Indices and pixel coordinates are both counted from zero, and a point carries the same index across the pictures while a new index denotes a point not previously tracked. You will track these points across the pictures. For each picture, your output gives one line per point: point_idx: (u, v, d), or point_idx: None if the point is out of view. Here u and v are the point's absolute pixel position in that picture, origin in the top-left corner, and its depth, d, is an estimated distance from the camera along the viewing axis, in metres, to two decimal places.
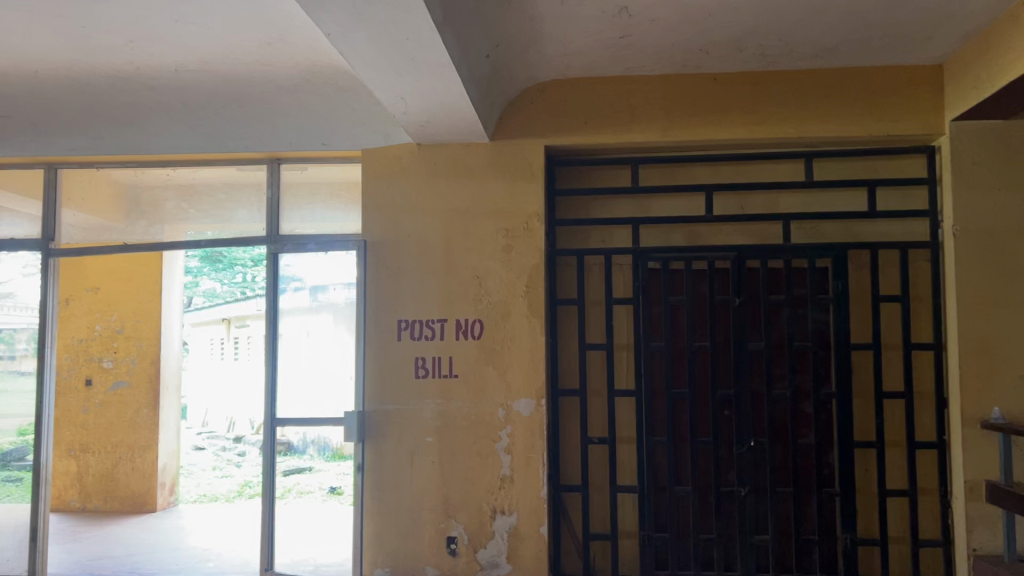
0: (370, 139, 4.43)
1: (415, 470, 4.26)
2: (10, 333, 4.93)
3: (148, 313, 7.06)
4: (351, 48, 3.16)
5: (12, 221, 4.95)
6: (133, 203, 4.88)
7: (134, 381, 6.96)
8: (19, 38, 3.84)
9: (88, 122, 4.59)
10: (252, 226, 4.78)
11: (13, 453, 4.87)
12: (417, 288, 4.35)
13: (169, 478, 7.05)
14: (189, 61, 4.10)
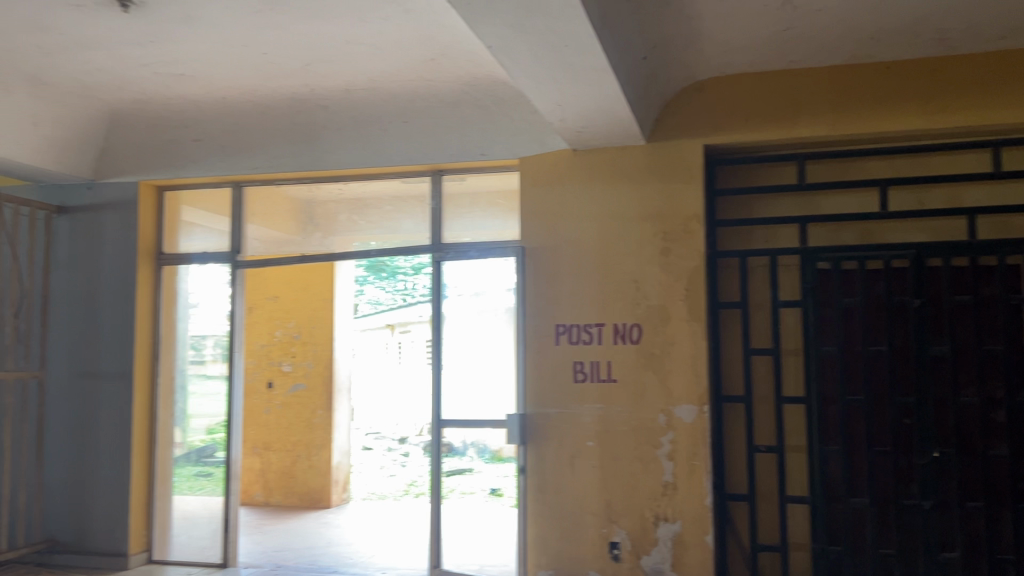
0: (528, 146, 4.49)
1: (576, 474, 4.27)
2: (199, 339, 5.32)
3: (322, 320, 7.45)
4: (512, 59, 3.22)
5: (204, 235, 5.34)
6: (309, 217, 5.14)
7: (311, 383, 7.40)
8: (211, 68, 4.20)
9: (269, 141, 4.92)
10: (417, 235, 4.91)
11: (204, 450, 5.22)
12: (575, 292, 4.37)
13: (342, 476, 7.41)
14: (359, 80, 4.34)
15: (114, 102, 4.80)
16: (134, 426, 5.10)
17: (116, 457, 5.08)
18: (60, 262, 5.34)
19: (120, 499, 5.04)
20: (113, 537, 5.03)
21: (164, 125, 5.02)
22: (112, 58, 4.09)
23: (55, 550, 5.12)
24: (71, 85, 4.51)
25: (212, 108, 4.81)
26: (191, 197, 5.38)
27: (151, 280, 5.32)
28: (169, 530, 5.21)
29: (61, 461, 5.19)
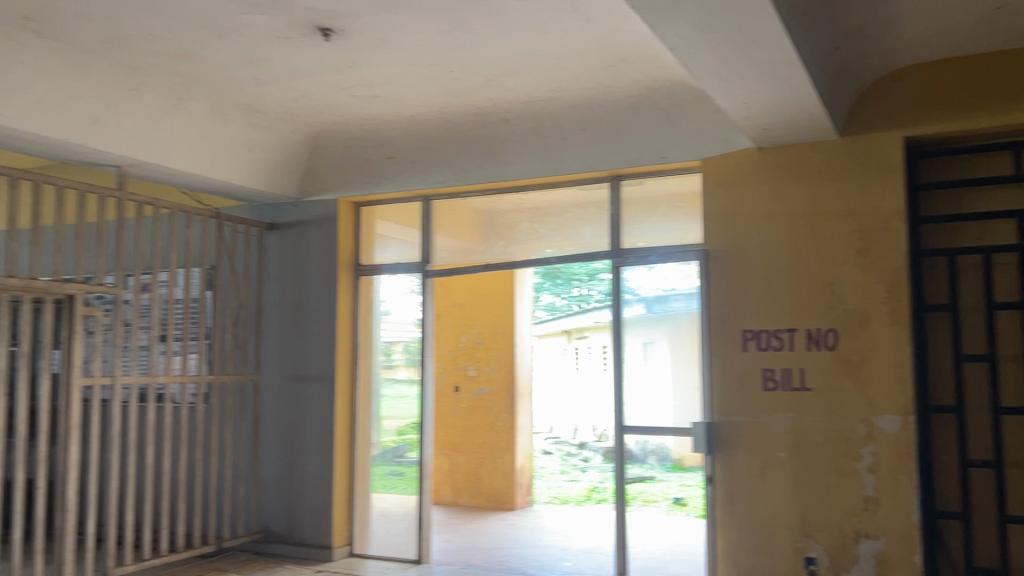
0: (711, 147, 4.39)
1: (769, 485, 4.12)
2: (388, 345, 5.62)
3: (504, 326, 7.63)
4: (695, 59, 3.17)
5: (394, 248, 5.63)
6: (492, 227, 5.28)
7: (495, 388, 7.60)
8: (401, 88, 4.42)
9: (454, 155, 5.12)
10: (596, 242, 4.90)
11: (395, 450, 5.50)
12: (764, 296, 4.22)
13: (526, 480, 7.58)
14: (539, 90, 4.42)
15: (316, 126, 5.16)
16: (336, 427, 5.45)
17: (321, 455, 5.45)
18: (271, 275, 5.81)
19: (325, 495, 5.40)
20: (319, 530, 5.39)
21: (359, 144, 5.33)
22: (314, 84, 4.40)
23: (270, 539, 5.56)
24: (279, 113, 4.90)
25: (402, 126, 5.06)
26: (383, 211, 5.69)
27: (349, 290, 5.67)
28: (368, 525, 5.52)
29: (274, 458, 5.64)
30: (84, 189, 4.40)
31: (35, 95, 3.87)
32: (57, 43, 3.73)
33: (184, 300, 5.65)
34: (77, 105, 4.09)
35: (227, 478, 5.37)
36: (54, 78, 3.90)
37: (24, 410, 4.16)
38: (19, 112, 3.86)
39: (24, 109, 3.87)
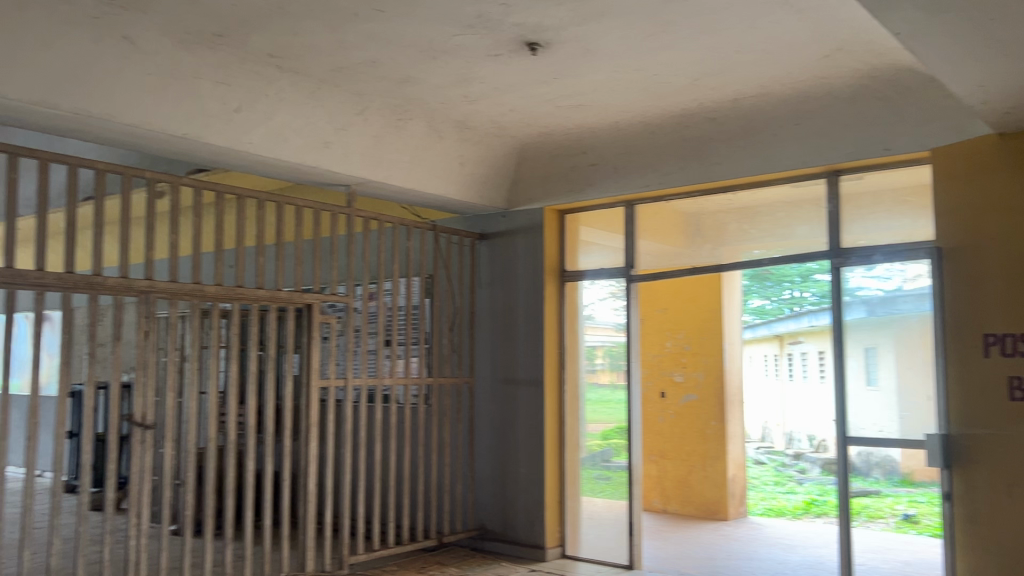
0: (941, 136, 4.06)
1: (1019, 504, 3.69)
2: (590, 349, 5.70)
3: (712, 331, 7.43)
4: (922, 43, 2.95)
5: (597, 253, 5.68)
6: (699, 229, 5.18)
7: (703, 394, 7.43)
8: (606, 95, 4.46)
9: (659, 159, 5.09)
10: (812, 241, 4.68)
11: (601, 455, 5.55)
12: (1010, 294, 3.81)
13: (739, 490, 7.35)
14: (747, 88, 4.30)
15: (523, 137, 5.32)
16: (546, 431, 5.57)
17: (533, 457, 5.60)
18: (482, 282, 6.05)
19: (537, 496, 5.54)
20: (532, 531, 5.52)
21: (565, 154, 5.43)
22: (522, 97, 4.54)
23: (486, 537, 5.78)
24: (488, 127, 5.09)
25: (606, 133, 5.10)
26: (588, 219, 5.74)
27: (556, 296, 5.78)
28: (579, 529, 5.59)
29: (489, 459, 5.86)
30: (319, 207, 4.79)
31: (278, 123, 4.29)
32: (295, 75, 4.11)
33: (404, 307, 6.00)
34: (312, 131, 4.47)
35: (446, 476, 5.64)
36: (293, 108, 4.29)
37: (271, 408, 4.60)
38: (264, 140, 4.29)
39: (269, 136, 4.29)
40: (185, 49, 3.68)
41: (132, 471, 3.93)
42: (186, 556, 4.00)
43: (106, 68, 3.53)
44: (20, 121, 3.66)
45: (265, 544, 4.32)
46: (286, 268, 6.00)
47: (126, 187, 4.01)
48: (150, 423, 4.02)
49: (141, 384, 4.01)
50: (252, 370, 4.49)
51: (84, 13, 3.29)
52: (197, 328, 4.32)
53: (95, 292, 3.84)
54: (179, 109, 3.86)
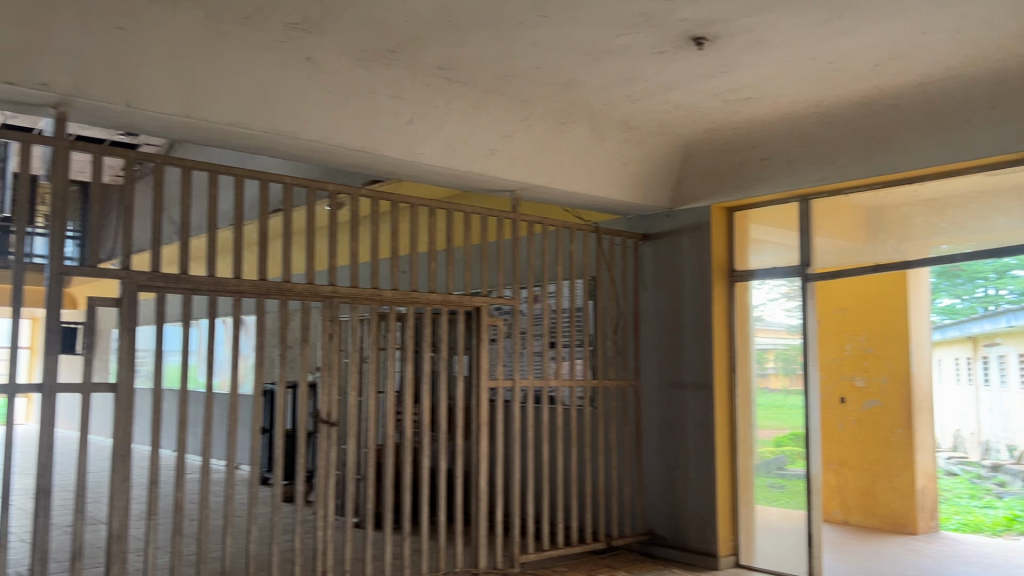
0: None
1: None
2: (760, 352, 5.50)
3: (897, 332, 6.97)
4: None
5: (767, 252, 5.46)
6: (880, 224, 4.88)
7: (888, 400, 7.00)
8: (777, 87, 4.29)
9: (835, 151, 4.83)
10: (1014, 234, 4.31)
11: (774, 462, 5.35)
12: None
13: (930, 503, 6.85)
14: (934, 71, 4.00)
15: (688, 134, 5.21)
16: (717, 435, 5.42)
17: (704, 462, 5.46)
18: (647, 283, 5.97)
19: (708, 502, 5.40)
20: (703, 537, 5.39)
21: (732, 150, 5.27)
22: (688, 94, 4.45)
23: (656, 542, 5.70)
24: (652, 127, 5.03)
25: (777, 126, 4.90)
26: (758, 215, 5.52)
27: (725, 296, 5.61)
28: (754, 537, 5.39)
29: (657, 462, 5.78)
30: (487, 213, 4.90)
31: (447, 133, 4.42)
32: (463, 85, 4.23)
33: (568, 310, 6.02)
34: (479, 138, 4.58)
35: (614, 478, 5.61)
36: (461, 117, 4.41)
37: (444, 408, 4.75)
38: (434, 149, 4.43)
39: (438, 146, 4.44)
40: (361, 66, 3.87)
41: (320, 465, 4.17)
42: (369, 547, 4.20)
43: (291, 89, 3.77)
44: (218, 142, 3.98)
45: (441, 540, 4.47)
46: (455, 273, 6.19)
47: (311, 200, 4.27)
48: (334, 420, 4.26)
49: (326, 383, 4.26)
50: (425, 371, 4.66)
51: (272, 38, 3.54)
52: (375, 331, 4.53)
53: (285, 297, 4.12)
54: (356, 123, 4.07)
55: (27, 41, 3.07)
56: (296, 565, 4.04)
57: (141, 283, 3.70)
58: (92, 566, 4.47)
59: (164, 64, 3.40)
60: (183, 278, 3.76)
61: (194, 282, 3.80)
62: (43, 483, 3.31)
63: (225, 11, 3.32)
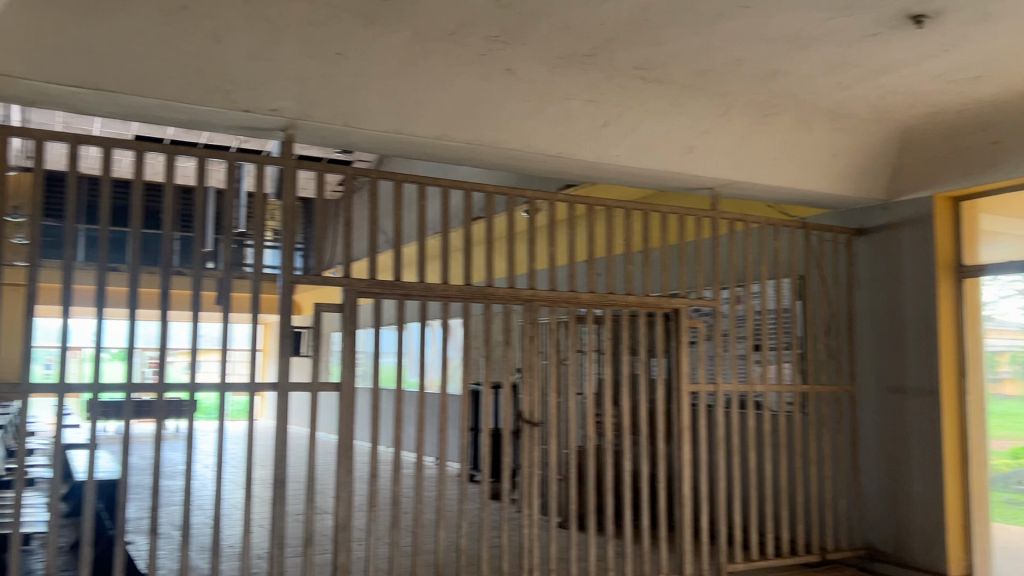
0: None
1: None
2: (992, 355, 4.98)
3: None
4: None
5: (998, 244, 4.91)
6: None
7: None
8: (1011, 61, 3.89)
9: None
10: None
11: (1012, 476, 4.81)
12: None
13: None
14: None
15: (906, 119, 4.83)
16: (945, 445, 4.98)
17: (930, 473, 5.03)
18: (861, 282, 5.62)
19: (936, 518, 4.97)
20: (931, 556, 4.97)
21: (957, 134, 4.84)
22: (905, 76, 4.13)
23: (876, 557, 5.33)
24: (864, 114, 4.72)
25: (1011, 105, 4.44)
26: (989, 203, 4.99)
27: (952, 294, 5.14)
28: (992, 557, 4.91)
29: (876, 472, 5.41)
30: (686, 212, 4.81)
31: (643, 133, 4.39)
32: (660, 85, 4.17)
33: (774, 310, 5.78)
34: (677, 137, 4.51)
35: (827, 488, 5.31)
36: (659, 117, 4.36)
37: (645, 411, 4.71)
38: (631, 150, 4.42)
39: (635, 146, 4.42)
40: (559, 73, 3.93)
41: (523, 464, 4.28)
42: (574, 548, 4.24)
43: (492, 99, 3.90)
44: (425, 155, 4.19)
45: (645, 544, 4.43)
46: (654, 274, 6.12)
47: (512, 206, 4.39)
48: (536, 421, 4.34)
49: (528, 385, 4.35)
50: (625, 373, 4.64)
51: (474, 53, 3.67)
52: (575, 333, 4.57)
53: (488, 301, 4.25)
54: (554, 129, 4.14)
55: (261, 72, 3.40)
56: (503, 561, 4.16)
57: (360, 289, 3.97)
58: (322, 551, 4.84)
59: (376, 84, 3.63)
60: (396, 284, 3.99)
61: (406, 288, 4.02)
62: (279, 474, 3.64)
63: (431, 31, 3.49)
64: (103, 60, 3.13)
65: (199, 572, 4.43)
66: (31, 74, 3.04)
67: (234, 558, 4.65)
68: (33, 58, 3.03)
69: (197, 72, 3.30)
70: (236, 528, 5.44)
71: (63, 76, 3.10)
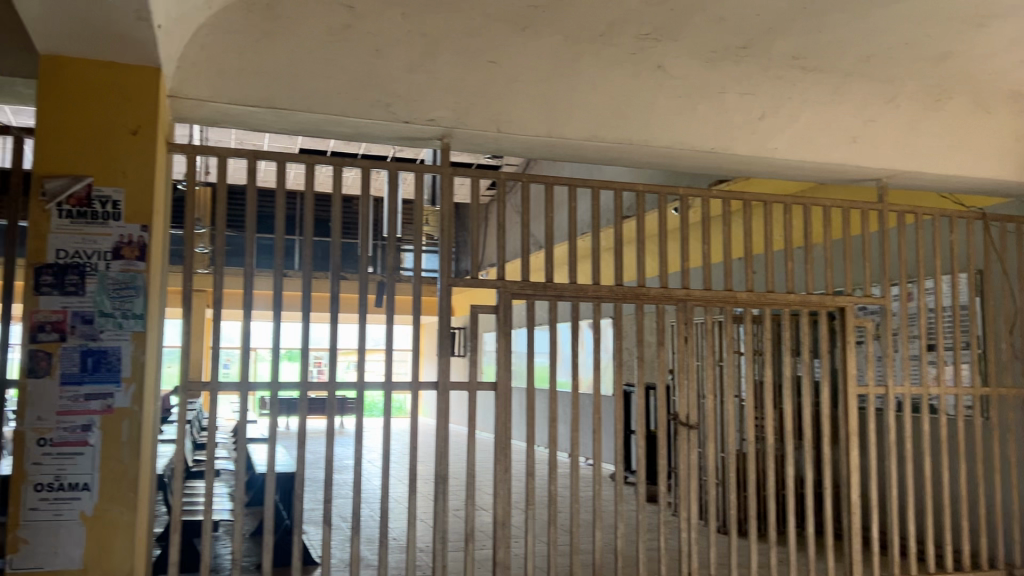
0: None
1: None
2: None
3: None
4: None
5: None
6: None
7: None
8: None
9: None
10: None
11: None
12: None
13: None
14: None
15: None
16: None
17: None
18: None
19: None
20: None
21: None
22: None
23: None
24: None
25: None
26: None
27: None
28: None
29: None
30: (849, 206, 4.58)
31: (804, 124, 4.14)
32: (820, 73, 4.10)
33: (949, 308, 5.41)
34: (840, 126, 4.23)
35: (1014, 499, 4.90)
36: (820, 107, 4.17)
37: (809, 414, 4.52)
38: (791, 144, 4.11)
39: (795, 140, 4.12)
40: (712, 66, 3.92)
41: (680, 465, 4.20)
42: (735, 553, 4.13)
43: (645, 97, 3.85)
44: (577, 157, 4.21)
45: (811, 552, 4.24)
46: (816, 273, 5.86)
47: (664, 206, 4.32)
48: (693, 423, 4.25)
49: (683, 386, 4.29)
50: (786, 375, 4.47)
51: (624, 51, 3.77)
52: (731, 333, 4.44)
53: (641, 301, 4.21)
54: (709, 123, 3.95)
55: (419, 83, 3.55)
56: (662, 564, 4.10)
57: (514, 291, 4.04)
58: (483, 548, 4.96)
59: (529, 89, 3.70)
60: (549, 285, 4.03)
61: (558, 289, 4.05)
62: (440, 471, 3.75)
63: (581, 32, 3.65)
64: (278, 80, 3.35)
65: (370, 564, 4.64)
66: (213, 97, 3.26)
67: (400, 552, 4.84)
68: (216, 81, 3.26)
69: (361, 87, 3.47)
70: (401, 521, 5.69)
71: (241, 95, 3.30)
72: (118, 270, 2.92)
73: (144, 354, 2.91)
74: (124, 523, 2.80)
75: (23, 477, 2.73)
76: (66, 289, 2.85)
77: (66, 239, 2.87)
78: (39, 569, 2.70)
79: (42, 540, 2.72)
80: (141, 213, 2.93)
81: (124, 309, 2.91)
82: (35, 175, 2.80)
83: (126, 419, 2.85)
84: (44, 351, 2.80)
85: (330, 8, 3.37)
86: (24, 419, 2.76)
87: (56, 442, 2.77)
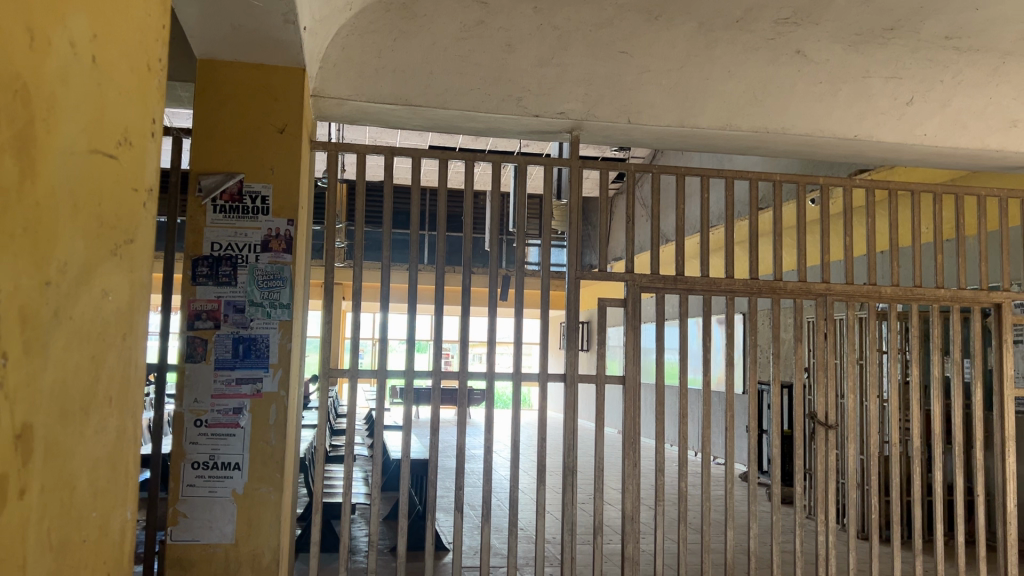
0: None
1: None
2: None
3: None
4: None
5: None
6: None
7: None
8: None
9: None
10: None
11: None
12: None
13: None
14: None
15: None
16: None
17: None
18: None
19: None
20: None
21: None
22: None
23: None
24: None
25: None
26: None
27: None
28: None
29: None
30: (1007, 195, 4.26)
31: (955, 108, 3.90)
32: (976, 53, 3.84)
33: None
34: (997, 110, 3.94)
35: None
36: (976, 88, 3.89)
37: (959, 417, 4.25)
38: (940, 130, 3.89)
39: (945, 126, 3.89)
40: (856, 51, 3.74)
41: (817, 468, 4.04)
42: (876, 560, 3.93)
43: (781, 84, 3.72)
44: (709, 148, 4.10)
45: (959, 561, 3.99)
46: (969, 267, 5.50)
47: (803, 197, 4.13)
48: (832, 423, 4.07)
49: (821, 383, 4.12)
50: (934, 375, 4.21)
51: (761, 37, 3.64)
52: (875, 331, 4.22)
53: (777, 296, 4.07)
54: (850, 109, 3.79)
55: (550, 76, 3.56)
56: (796, 567, 3.96)
57: (643, 285, 3.98)
58: (611, 542, 4.98)
59: (660, 79, 3.64)
60: (679, 279, 3.96)
61: (689, 282, 3.97)
62: (569, 463, 3.75)
63: (716, 18, 3.55)
64: (413, 78, 3.45)
65: (500, 552, 4.73)
66: (353, 95, 3.39)
67: (530, 543, 4.91)
68: (356, 81, 3.39)
69: (493, 81, 3.52)
70: (529, 512, 5.78)
71: (379, 93, 3.42)
72: (266, 262, 3.08)
73: (290, 341, 3.06)
74: (271, 502, 2.93)
75: (182, 455, 2.93)
76: (220, 279, 3.04)
77: (220, 232, 3.06)
78: (196, 542, 2.89)
79: (198, 515, 2.91)
80: (287, 208, 3.07)
81: (272, 299, 3.06)
82: (193, 173, 3.02)
83: (273, 404, 2.99)
84: (200, 337, 3.01)
85: (463, 5, 3.41)
86: (183, 400, 2.97)
87: (211, 423, 2.96)
